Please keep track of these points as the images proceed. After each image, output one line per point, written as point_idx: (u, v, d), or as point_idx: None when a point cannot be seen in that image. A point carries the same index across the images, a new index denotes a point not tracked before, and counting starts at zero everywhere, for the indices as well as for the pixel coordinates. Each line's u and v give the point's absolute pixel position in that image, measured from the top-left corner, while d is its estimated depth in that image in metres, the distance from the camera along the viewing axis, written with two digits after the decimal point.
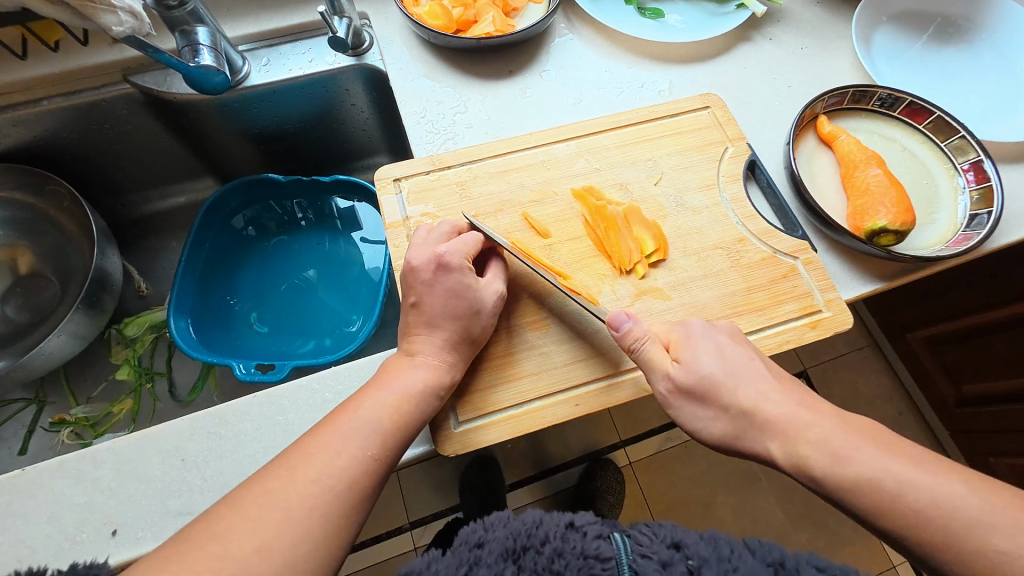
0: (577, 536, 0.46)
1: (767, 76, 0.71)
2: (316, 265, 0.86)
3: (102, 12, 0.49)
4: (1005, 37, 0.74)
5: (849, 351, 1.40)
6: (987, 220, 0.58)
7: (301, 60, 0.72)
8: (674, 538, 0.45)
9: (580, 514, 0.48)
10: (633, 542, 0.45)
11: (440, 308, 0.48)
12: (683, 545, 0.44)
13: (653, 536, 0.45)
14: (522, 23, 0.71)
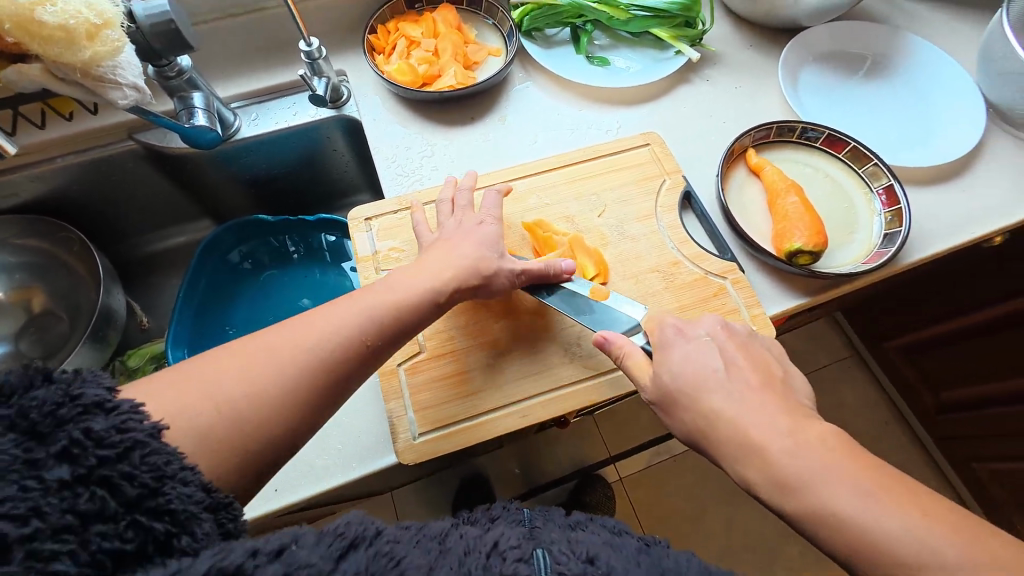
0: (498, 561, 0.44)
1: (703, 115, 0.79)
2: (311, 296, 0.93)
3: (110, 89, 0.57)
4: (918, 73, 0.82)
5: (831, 363, 1.44)
6: (897, 239, 0.65)
7: (286, 114, 0.81)
8: (588, 554, 0.46)
9: (505, 536, 0.46)
10: (552, 560, 0.45)
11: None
12: (596, 559, 0.46)
13: (571, 554, 0.46)
14: (482, 75, 0.80)
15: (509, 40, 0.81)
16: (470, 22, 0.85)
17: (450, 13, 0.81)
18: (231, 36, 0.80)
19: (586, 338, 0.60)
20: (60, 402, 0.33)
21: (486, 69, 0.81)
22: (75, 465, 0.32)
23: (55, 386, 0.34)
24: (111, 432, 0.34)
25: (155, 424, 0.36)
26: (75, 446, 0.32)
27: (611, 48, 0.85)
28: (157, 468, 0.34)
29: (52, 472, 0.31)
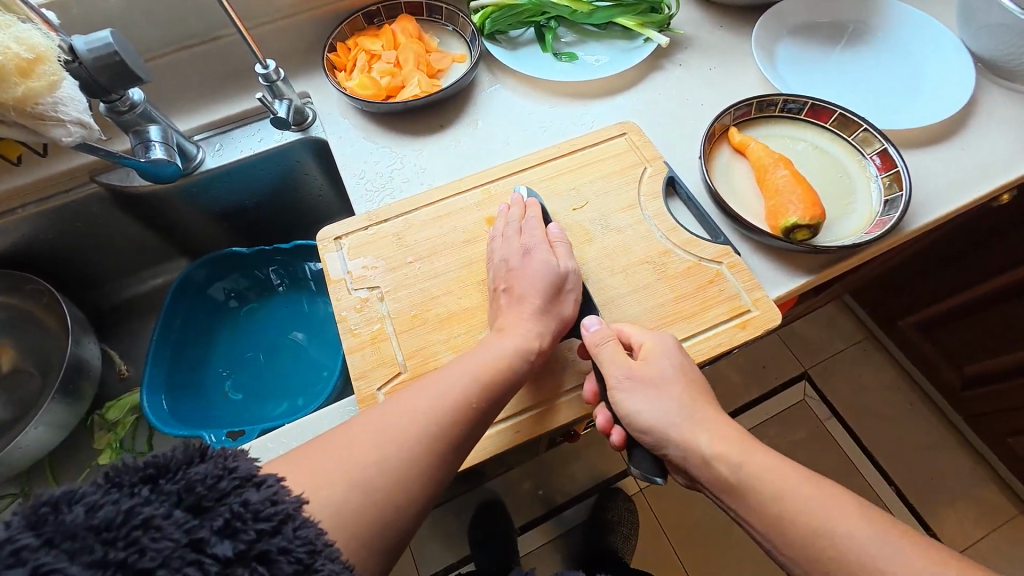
0: None
1: (680, 100, 0.76)
2: (301, 327, 0.89)
3: (52, 126, 0.54)
4: (896, 37, 0.79)
5: (847, 347, 1.38)
6: (899, 203, 0.61)
7: (251, 141, 0.78)
8: None
9: None
10: None
11: (539, 294, 0.54)
12: None
13: None
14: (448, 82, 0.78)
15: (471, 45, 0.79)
16: (431, 32, 0.83)
17: (410, 24, 0.79)
18: (189, 69, 0.78)
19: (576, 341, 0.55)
20: (218, 476, 0.33)
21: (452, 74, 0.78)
22: (236, 541, 0.31)
23: (213, 461, 0.34)
24: (265, 504, 0.33)
25: (299, 497, 0.35)
26: (236, 520, 0.32)
27: (578, 42, 0.82)
28: (268, 514, 0.33)
29: (217, 550, 0.31)
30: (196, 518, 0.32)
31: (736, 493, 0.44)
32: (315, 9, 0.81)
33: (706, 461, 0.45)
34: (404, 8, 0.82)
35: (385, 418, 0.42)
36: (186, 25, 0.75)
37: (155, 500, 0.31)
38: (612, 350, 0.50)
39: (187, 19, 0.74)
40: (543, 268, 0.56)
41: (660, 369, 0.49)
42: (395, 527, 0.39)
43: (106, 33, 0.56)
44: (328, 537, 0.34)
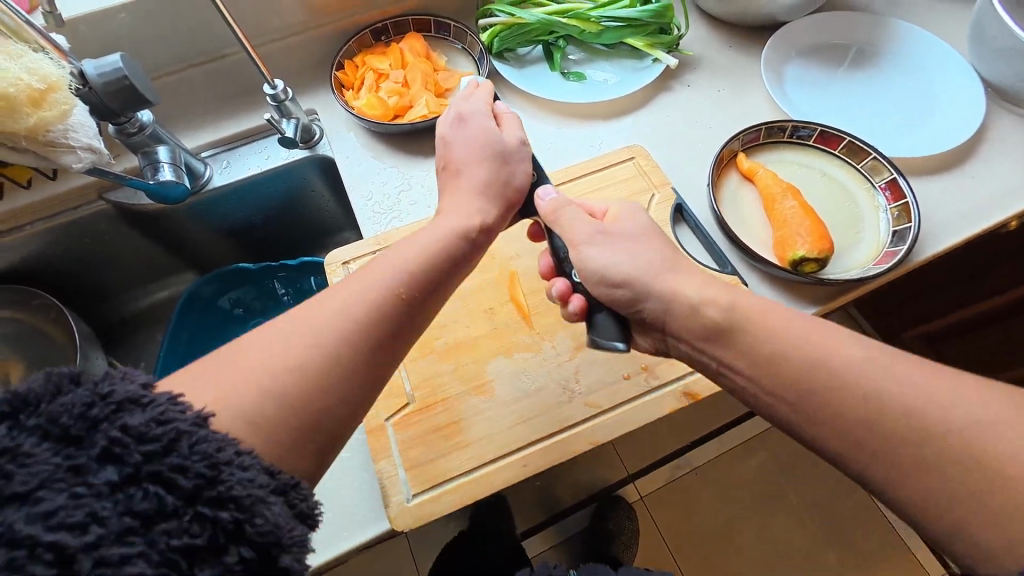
0: None
1: (688, 123, 0.76)
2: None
3: (63, 153, 0.54)
4: (907, 59, 0.79)
5: None
6: (908, 236, 0.61)
7: (258, 159, 0.79)
8: None
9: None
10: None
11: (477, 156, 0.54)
12: None
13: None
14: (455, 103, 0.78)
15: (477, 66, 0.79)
16: (439, 49, 0.83)
17: (418, 42, 0.79)
18: (196, 86, 0.78)
19: (584, 374, 0.56)
20: (88, 403, 0.31)
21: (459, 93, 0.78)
22: (121, 466, 0.30)
23: (83, 388, 0.31)
24: (150, 426, 0.31)
25: (198, 411, 0.33)
26: (115, 445, 0.30)
27: (585, 61, 0.82)
28: (156, 438, 0.31)
29: (100, 477, 0.29)
30: (73, 447, 0.30)
31: (724, 337, 0.44)
32: (323, 26, 0.81)
33: (692, 308, 0.46)
34: (411, 25, 0.82)
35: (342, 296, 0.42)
36: (193, 43, 0.74)
37: (19, 437, 0.29)
38: (575, 211, 0.52)
39: (195, 37, 0.74)
40: (483, 135, 0.55)
41: (631, 225, 0.52)
42: (348, 406, 0.39)
43: (116, 56, 0.55)
44: (234, 445, 0.33)
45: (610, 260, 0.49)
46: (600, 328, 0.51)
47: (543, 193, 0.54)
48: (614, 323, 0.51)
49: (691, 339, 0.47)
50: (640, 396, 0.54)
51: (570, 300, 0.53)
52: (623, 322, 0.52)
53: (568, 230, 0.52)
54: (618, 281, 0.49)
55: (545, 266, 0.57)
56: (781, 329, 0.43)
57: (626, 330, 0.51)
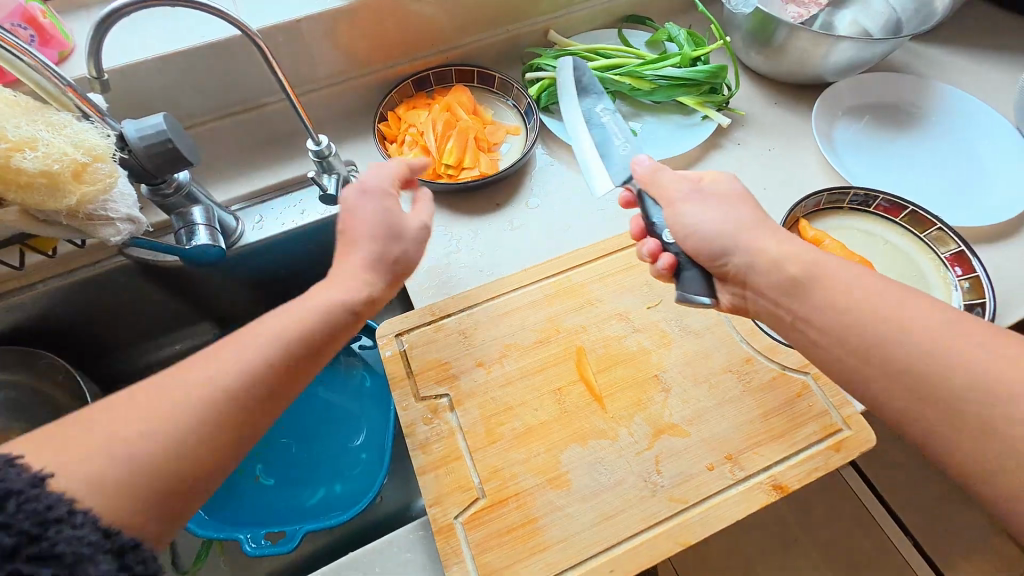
0: None
1: (742, 182, 0.74)
2: (338, 392, 0.83)
3: (101, 226, 0.51)
4: (952, 121, 0.79)
5: None
6: (983, 313, 0.59)
7: (292, 213, 0.74)
8: None
9: None
10: None
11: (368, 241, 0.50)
12: None
13: None
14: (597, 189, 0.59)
15: (618, 141, 0.60)
16: (482, 101, 0.80)
17: (465, 95, 0.76)
18: (229, 136, 0.74)
19: (666, 465, 0.52)
20: None
21: (601, 175, 0.59)
22: None
23: None
24: None
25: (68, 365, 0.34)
26: None
27: (633, 115, 0.80)
28: None
29: None
30: None
31: (803, 288, 0.46)
32: (363, 76, 0.78)
33: (774, 261, 0.48)
34: (455, 75, 0.79)
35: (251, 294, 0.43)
36: (229, 93, 0.71)
37: None
38: (670, 175, 0.55)
39: (233, 87, 0.70)
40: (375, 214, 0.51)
41: (723, 191, 0.54)
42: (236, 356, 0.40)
43: (158, 117, 0.50)
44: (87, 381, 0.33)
45: (703, 219, 0.52)
46: (688, 281, 0.54)
47: (642, 159, 0.57)
48: (702, 277, 0.54)
49: (771, 292, 0.48)
50: (727, 489, 0.51)
51: (660, 258, 0.55)
52: (709, 278, 0.54)
53: (670, 191, 0.55)
54: (707, 237, 0.52)
55: (635, 228, 0.59)
56: (842, 282, 0.45)
57: (713, 283, 0.54)
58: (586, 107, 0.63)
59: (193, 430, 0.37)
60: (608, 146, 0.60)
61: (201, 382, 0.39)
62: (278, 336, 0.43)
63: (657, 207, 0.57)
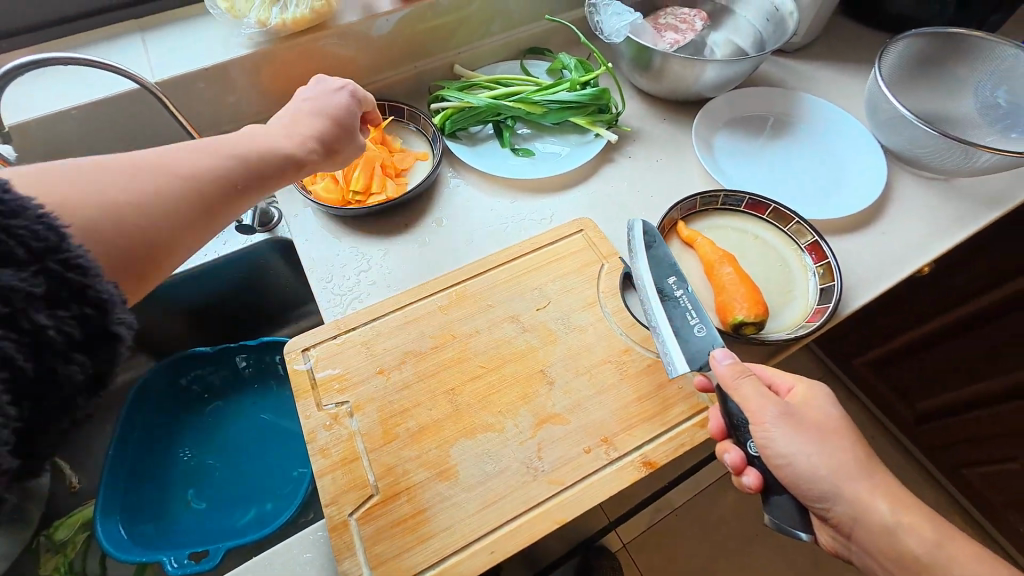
0: None
1: (631, 191, 0.82)
2: (274, 411, 0.87)
3: None
4: (816, 127, 0.88)
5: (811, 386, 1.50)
6: (832, 294, 0.67)
7: (216, 245, 0.79)
8: None
9: None
10: None
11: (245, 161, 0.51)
12: None
13: None
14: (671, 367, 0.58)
15: (689, 316, 0.60)
16: (394, 131, 0.87)
17: (374, 127, 0.83)
18: None
19: (547, 451, 0.57)
20: None
21: (674, 353, 0.58)
22: None
23: None
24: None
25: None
26: None
27: (534, 137, 0.88)
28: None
29: None
30: None
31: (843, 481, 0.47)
32: (277, 114, 0.84)
33: (886, 528, 0.47)
34: None
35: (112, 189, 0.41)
36: (146, 139, 0.75)
37: None
38: (751, 385, 0.52)
39: (149, 133, 0.75)
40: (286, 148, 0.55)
41: (816, 417, 0.51)
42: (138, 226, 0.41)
43: None
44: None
45: (794, 451, 0.49)
46: (776, 508, 0.51)
47: (720, 356, 0.54)
48: (795, 506, 0.51)
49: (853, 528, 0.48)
50: (602, 468, 0.56)
51: (745, 474, 0.52)
52: (804, 508, 0.51)
53: (757, 408, 0.51)
54: (805, 478, 0.48)
55: (716, 423, 0.56)
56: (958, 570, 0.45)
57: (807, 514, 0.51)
58: (653, 267, 0.63)
59: (138, 214, 0.41)
60: (680, 320, 0.59)
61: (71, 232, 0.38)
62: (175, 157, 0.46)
63: (738, 415, 0.53)
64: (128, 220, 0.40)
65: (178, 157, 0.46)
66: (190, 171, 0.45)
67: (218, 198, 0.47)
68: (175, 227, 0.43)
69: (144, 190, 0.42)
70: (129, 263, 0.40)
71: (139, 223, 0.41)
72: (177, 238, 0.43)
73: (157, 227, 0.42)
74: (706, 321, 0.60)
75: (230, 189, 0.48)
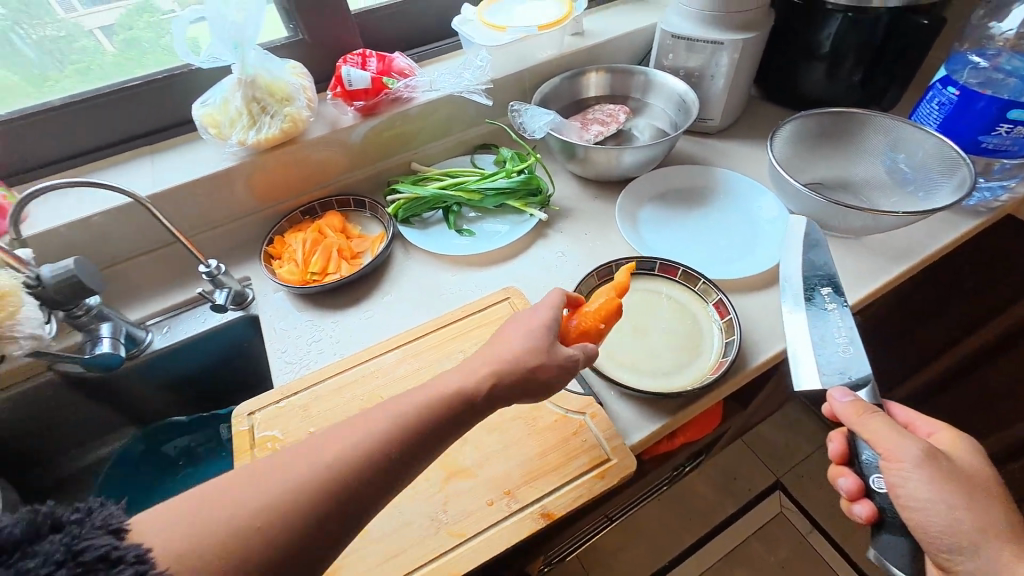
0: None
1: (561, 262, 0.90)
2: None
3: (8, 343, 0.67)
4: (732, 197, 0.98)
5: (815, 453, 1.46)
6: (733, 347, 0.71)
7: (196, 323, 0.91)
8: None
9: None
10: None
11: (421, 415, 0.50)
12: None
13: None
14: (801, 380, 0.66)
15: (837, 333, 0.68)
16: (357, 219, 1.00)
17: (337, 218, 0.96)
18: (148, 268, 0.93)
19: (452, 504, 0.60)
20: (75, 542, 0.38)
21: (810, 372, 0.66)
22: None
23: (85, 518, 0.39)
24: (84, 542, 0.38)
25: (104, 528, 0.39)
26: None
27: (478, 219, 1.00)
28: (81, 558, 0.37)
29: None
30: None
31: None
32: (258, 211, 0.99)
33: None
34: (335, 204, 1.00)
35: (284, 464, 0.45)
36: (149, 238, 0.91)
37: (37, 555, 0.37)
38: (881, 419, 0.57)
39: (151, 233, 0.91)
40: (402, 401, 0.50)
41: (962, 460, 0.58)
42: (311, 515, 0.43)
43: (70, 261, 0.68)
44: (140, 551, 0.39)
45: (929, 498, 0.53)
46: (887, 546, 0.57)
47: (840, 395, 0.61)
48: (909, 550, 0.56)
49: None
50: (502, 521, 0.59)
51: (859, 503, 0.60)
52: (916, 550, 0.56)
53: (890, 444, 0.55)
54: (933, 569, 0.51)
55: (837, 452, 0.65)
56: None
57: (919, 560, 0.56)
58: (806, 286, 0.73)
59: (252, 514, 0.42)
60: (827, 340, 0.68)
61: (285, 488, 0.43)
62: (413, 409, 0.49)
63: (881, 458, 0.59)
64: (260, 540, 0.41)
65: (331, 440, 0.46)
66: (307, 471, 0.44)
67: (414, 450, 0.48)
68: (317, 510, 0.43)
69: (306, 468, 0.44)
70: (300, 554, 0.43)
71: (287, 534, 0.42)
72: (342, 505, 0.44)
73: (297, 528, 0.42)
74: (854, 340, 0.67)
75: (374, 493, 0.46)
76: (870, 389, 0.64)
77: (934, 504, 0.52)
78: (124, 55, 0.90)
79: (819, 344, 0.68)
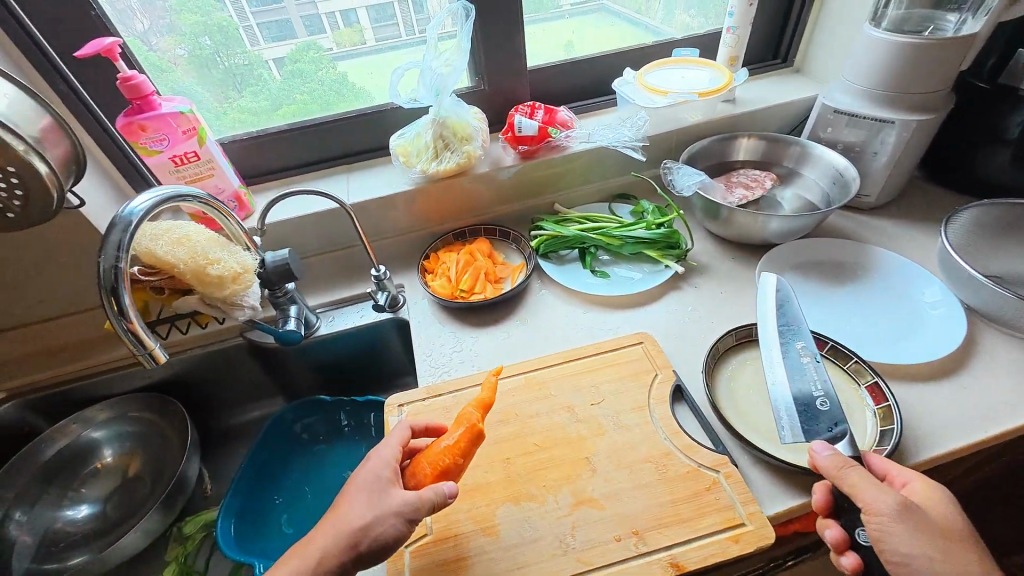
0: None
1: (694, 316, 0.92)
2: None
3: (238, 309, 0.83)
4: (887, 277, 0.93)
5: None
6: (891, 437, 0.67)
7: (355, 316, 1.05)
8: None
9: None
10: None
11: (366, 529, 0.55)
12: None
13: None
14: (786, 439, 0.68)
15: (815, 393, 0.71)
16: (501, 248, 1.10)
17: (485, 244, 1.07)
18: (329, 263, 1.12)
19: (579, 530, 0.63)
20: None
21: (791, 429, 0.69)
22: None
23: None
24: None
25: None
26: None
27: (612, 263, 1.05)
28: None
29: None
30: None
31: None
32: (418, 230, 1.13)
33: None
34: (483, 232, 1.12)
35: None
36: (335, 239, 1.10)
37: None
38: (860, 473, 0.57)
39: (339, 235, 1.09)
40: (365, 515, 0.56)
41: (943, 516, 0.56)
42: None
43: (286, 252, 0.84)
44: None
45: (912, 552, 0.52)
46: None
47: (820, 448, 0.61)
48: None
49: None
50: (629, 559, 0.60)
51: (846, 555, 0.59)
52: None
53: (870, 497, 0.55)
54: None
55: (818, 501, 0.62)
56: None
57: None
58: (782, 345, 0.77)
59: None
60: (805, 396, 0.71)
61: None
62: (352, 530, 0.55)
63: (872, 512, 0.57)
64: None
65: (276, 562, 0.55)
66: None
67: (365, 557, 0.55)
68: None
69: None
70: None
71: None
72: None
73: None
74: (830, 397, 0.70)
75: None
76: (850, 441, 0.66)
77: (917, 558, 0.52)
78: (286, 84, 1.03)
79: (801, 405, 0.70)
